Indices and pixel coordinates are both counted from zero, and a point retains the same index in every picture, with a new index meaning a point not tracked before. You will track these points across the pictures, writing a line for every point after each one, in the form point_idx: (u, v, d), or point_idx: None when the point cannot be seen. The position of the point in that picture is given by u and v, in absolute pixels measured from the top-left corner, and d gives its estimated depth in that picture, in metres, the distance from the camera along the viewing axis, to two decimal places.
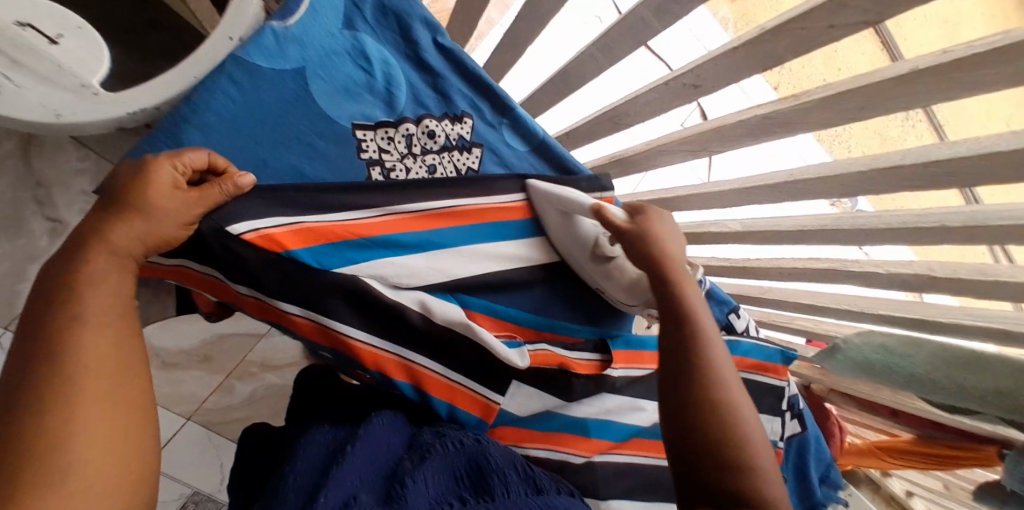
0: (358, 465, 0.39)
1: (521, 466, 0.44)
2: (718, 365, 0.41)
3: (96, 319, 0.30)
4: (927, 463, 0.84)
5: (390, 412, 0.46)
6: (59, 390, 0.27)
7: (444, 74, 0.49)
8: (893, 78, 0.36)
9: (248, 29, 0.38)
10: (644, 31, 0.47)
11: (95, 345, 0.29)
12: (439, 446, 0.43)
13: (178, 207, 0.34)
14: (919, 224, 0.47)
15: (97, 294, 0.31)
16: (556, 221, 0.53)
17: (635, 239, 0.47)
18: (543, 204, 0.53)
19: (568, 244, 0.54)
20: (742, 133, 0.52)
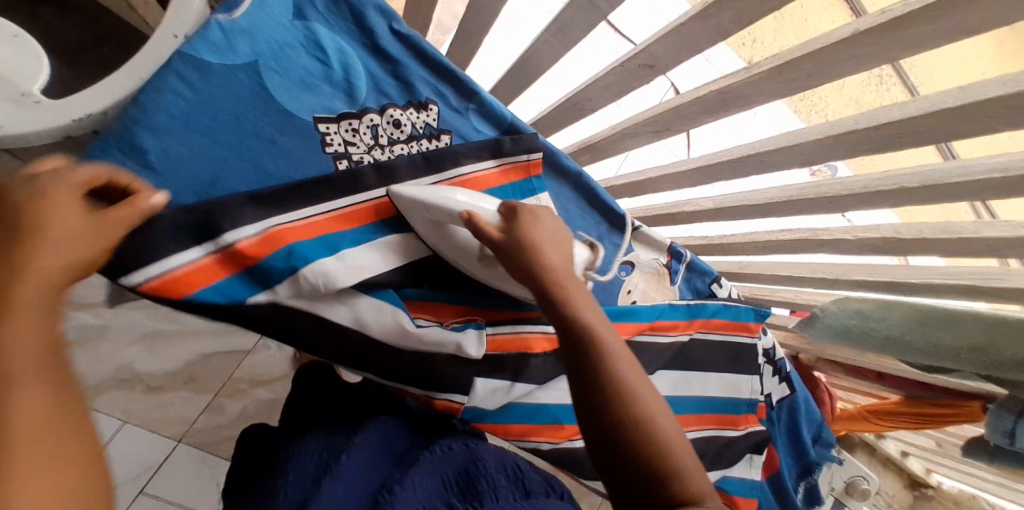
0: (351, 475, 0.39)
1: (512, 470, 0.46)
2: (626, 377, 0.39)
3: (25, 360, 0.22)
4: (919, 422, 0.85)
5: (388, 419, 0.47)
6: None
7: (405, 62, 0.47)
8: (836, 43, 0.36)
9: (193, 25, 0.36)
10: (593, 13, 0.47)
11: (27, 324, 0.23)
12: (428, 452, 0.44)
13: (89, 225, 0.28)
14: (880, 188, 0.48)
15: (13, 322, 0.23)
16: (428, 232, 0.45)
17: (514, 252, 0.41)
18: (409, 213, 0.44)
19: (451, 253, 0.46)
20: (700, 110, 0.52)
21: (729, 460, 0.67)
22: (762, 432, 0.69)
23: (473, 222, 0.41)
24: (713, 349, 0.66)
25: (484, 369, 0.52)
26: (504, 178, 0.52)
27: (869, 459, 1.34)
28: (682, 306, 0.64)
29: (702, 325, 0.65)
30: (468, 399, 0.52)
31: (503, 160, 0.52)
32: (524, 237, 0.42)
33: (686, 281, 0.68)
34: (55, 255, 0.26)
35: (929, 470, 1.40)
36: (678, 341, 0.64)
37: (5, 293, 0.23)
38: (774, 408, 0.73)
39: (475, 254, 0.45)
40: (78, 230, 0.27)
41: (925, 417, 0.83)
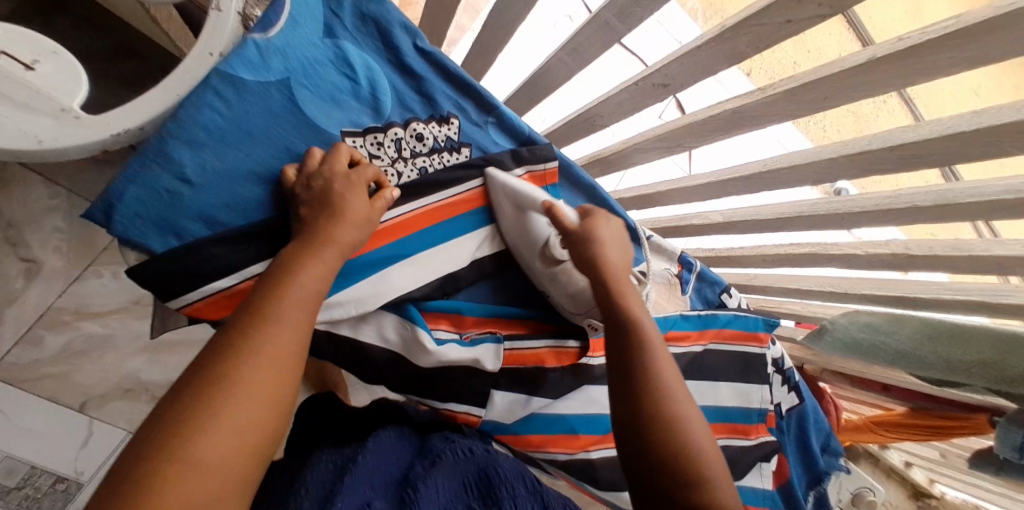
0: (370, 473, 0.38)
1: (529, 482, 0.43)
2: (666, 376, 0.40)
3: (296, 306, 0.31)
4: (922, 434, 0.86)
5: (396, 428, 0.47)
6: (238, 354, 0.27)
7: (429, 78, 0.48)
8: (852, 68, 0.38)
9: (230, 44, 0.37)
10: (610, 34, 0.48)
11: (262, 367, 0.27)
12: (447, 454, 0.43)
13: (360, 210, 0.38)
14: (892, 206, 0.49)
15: (307, 278, 0.33)
16: (508, 217, 0.49)
17: (583, 242, 0.45)
18: (497, 194, 0.49)
19: (519, 241, 0.50)
20: (713, 128, 0.53)
21: (741, 471, 0.67)
22: (773, 442, 0.70)
23: (553, 212, 0.45)
24: (725, 361, 0.67)
25: (501, 382, 0.52)
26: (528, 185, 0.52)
27: (873, 470, 1.35)
28: (695, 317, 0.66)
29: (715, 335, 0.67)
30: (485, 413, 0.51)
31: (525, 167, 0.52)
32: (587, 236, 0.46)
33: (696, 290, 0.70)
34: (295, 314, 0.31)
35: (932, 480, 1.41)
36: (689, 352, 0.65)
37: (243, 336, 0.28)
38: (783, 419, 0.74)
39: (540, 247, 0.49)
40: (315, 291, 0.33)
41: (936, 431, 0.82)
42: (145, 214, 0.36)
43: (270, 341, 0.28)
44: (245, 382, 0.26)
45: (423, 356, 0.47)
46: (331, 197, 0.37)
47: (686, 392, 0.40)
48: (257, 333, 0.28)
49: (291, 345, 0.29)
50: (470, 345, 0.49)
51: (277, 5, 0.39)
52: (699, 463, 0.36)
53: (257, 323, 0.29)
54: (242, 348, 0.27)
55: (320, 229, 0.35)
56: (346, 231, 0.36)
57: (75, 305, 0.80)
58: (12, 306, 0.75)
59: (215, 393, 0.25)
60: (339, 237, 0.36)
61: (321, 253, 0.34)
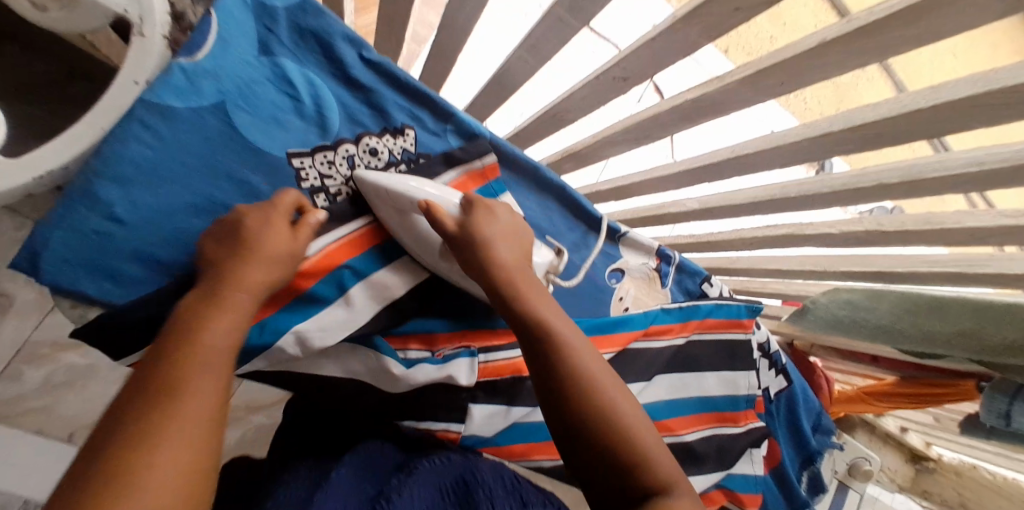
0: (341, 489, 0.36)
1: (509, 482, 0.41)
2: (583, 366, 0.38)
3: (219, 344, 0.29)
4: (912, 402, 0.87)
5: (378, 442, 0.45)
6: (167, 402, 0.25)
7: (379, 89, 0.47)
8: (808, 51, 0.36)
9: (154, 70, 0.34)
10: (564, 30, 0.46)
11: (177, 458, 0.23)
12: (425, 463, 0.41)
13: (287, 242, 0.36)
14: (860, 185, 0.48)
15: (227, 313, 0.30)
16: (391, 220, 0.44)
17: (467, 244, 0.42)
18: (374, 201, 0.43)
19: (414, 248, 0.45)
20: (677, 118, 0.51)
21: (731, 458, 0.66)
22: (761, 427, 0.69)
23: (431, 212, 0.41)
24: (707, 350, 0.67)
25: (478, 396, 0.51)
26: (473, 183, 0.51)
27: (870, 438, 1.36)
28: (675, 310, 0.65)
29: (696, 327, 0.66)
30: (465, 428, 0.50)
31: (464, 166, 0.51)
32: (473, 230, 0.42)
33: (675, 282, 0.69)
34: (206, 383, 0.26)
35: (928, 443, 1.43)
36: (672, 344, 0.64)
37: (160, 400, 0.25)
38: (772, 402, 0.74)
39: (436, 250, 0.44)
40: (227, 351, 0.29)
41: (922, 398, 0.84)
42: (77, 258, 0.35)
43: (182, 425, 0.24)
44: (157, 481, 0.22)
45: (391, 379, 0.46)
46: (240, 237, 0.35)
47: (612, 376, 0.39)
48: (166, 416, 0.24)
49: (208, 423, 0.25)
50: (443, 361, 0.48)
51: (204, 24, 0.36)
52: (641, 450, 0.35)
53: (160, 406, 0.24)
54: (146, 440, 0.23)
55: (229, 269, 0.33)
56: (258, 270, 0.33)
57: (52, 339, 0.77)
58: None
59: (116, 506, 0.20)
60: (249, 276, 0.33)
61: (234, 292, 0.32)
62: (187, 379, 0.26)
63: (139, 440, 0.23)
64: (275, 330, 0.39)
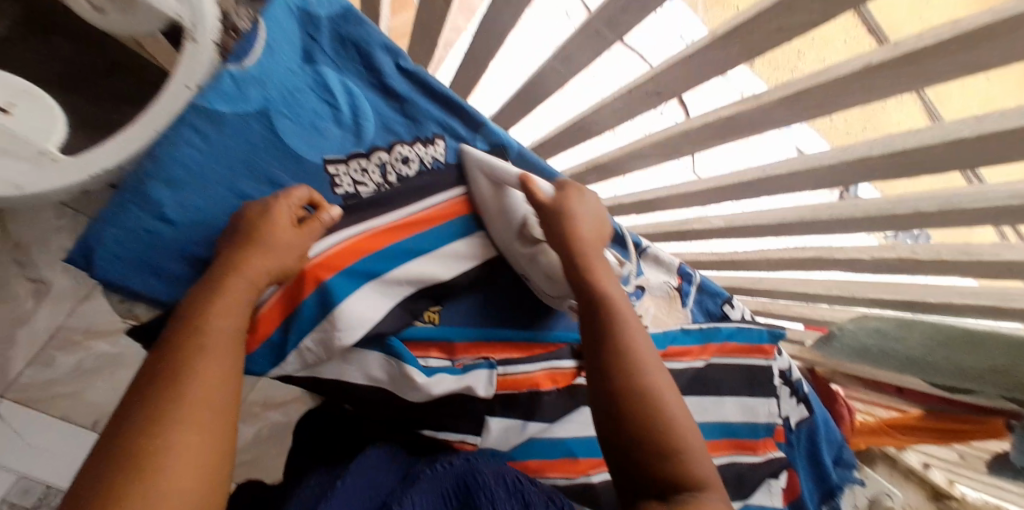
0: (347, 496, 0.38)
1: (511, 480, 0.41)
2: (636, 348, 0.40)
3: (213, 342, 0.30)
4: (938, 439, 0.83)
5: (378, 447, 0.45)
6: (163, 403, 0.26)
7: (413, 99, 0.48)
8: (849, 75, 0.36)
9: (206, 76, 0.35)
10: (600, 43, 0.47)
11: (187, 443, 0.25)
12: (427, 470, 0.41)
13: (293, 239, 0.37)
14: (895, 211, 0.47)
15: (223, 313, 0.31)
16: (486, 196, 0.49)
17: (554, 216, 0.45)
18: (477, 174, 0.49)
19: (496, 221, 0.49)
20: (709, 135, 0.51)
21: (750, 486, 0.64)
22: (781, 455, 0.67)
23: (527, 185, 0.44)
24: (727, 372, 0.66)
25: (496, 408, 0.50)
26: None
27: (891, 472, 1.31)
28: (695, 330, 0.65)
29: (717, 350, 0.66)
30: (481, 441, 0.50)
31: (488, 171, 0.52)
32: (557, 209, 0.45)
33: (697, 302, 0.69)
34: (212, 370, 0.28)
35: (952, 480, 1.37)
36: (691, 367, 0.63)
37: (156, 401, 0.26)
38: (793, 432, 0.73)
39: (517, 228, 0.48)
40: (231, 340, 0.31)
41: (949, 435, 0.80)
42: (126, 256, 0.36)
43: (193, 412, 0.26)
44: (173, 465, 0.24)
45: (411, 388, 0.45)
46: (249, 230, 0.35)
47: (664, 372, 0.40)
48: (177, 402, 0.26)
49: (215, 411, 0.27)
50: (462, 372, 0.49)
51: (252, 34, 0.37)
52: (678, 439, 0.36)
53: (170, 392, 0.26)
54: (160, 426, 0.25)
55: (235, 260, 0.34)
56: (259, 262, 0.34)
57: (85, 325, 0.79)
58: (22, 327, 0.75)
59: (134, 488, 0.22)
60: (247, 267, 0.34)
61: (230, 288, 0.32)
62: (194, 368, 0.28)
63: (151, 427, 0.25)
64: (302, 329, 0.41)
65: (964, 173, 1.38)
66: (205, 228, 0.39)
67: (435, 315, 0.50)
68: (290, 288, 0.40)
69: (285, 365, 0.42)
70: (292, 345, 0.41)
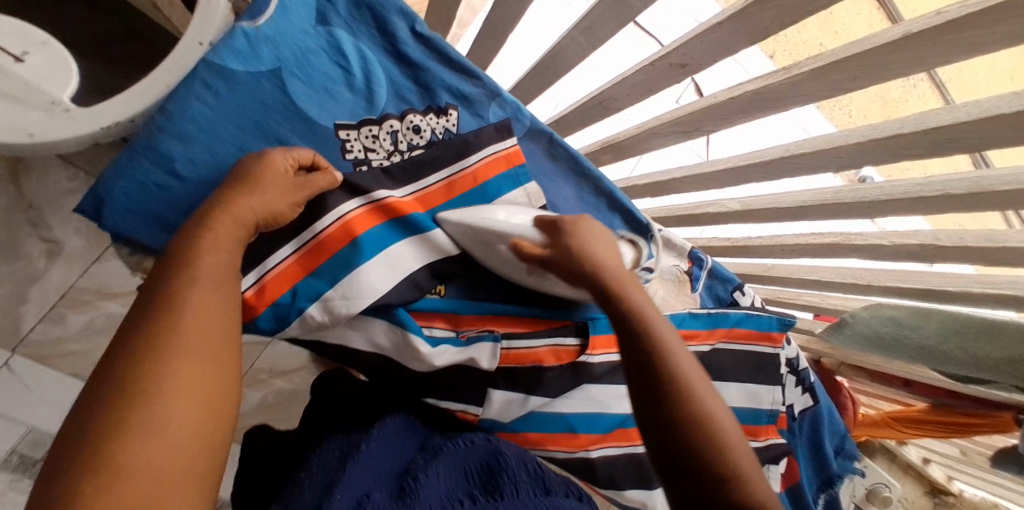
0: (371, 463, 0.37)
1: (531, 467, 0.42)
2: (688, 374, 0.38)
3: (210, 274, 0.29)
4: (946, 431, 0.84)
5: (402, 413, 0.46)
6: (161, 333, 0.26)
7: (428, 66, 0.47)
8: (884, 45, 0.34)
9: (218, 32, 0.36)
10: (625, 10, 0.45)
11: (190, 370, 0.25)
12: (451, 446, 0.42)
13: (287, 186, 0.35)
14: (923, 193, 0.45)
15: (214, 254, 0.30)
16: (475, 244, 0.47)
17: (562, 261, 0.44)
18: (457, 230, 0.47)
19: (499, 264, 0.48)
20: (734, 111, 0.49)
21: None
22: (782, 442, 0.68)
23: (522, 246, 0.45)
24: (733, 357, 0.66)
25: (499, 381, 0.51)
26: (506, 164, 0.50)
27: (889, 465, 1.33)
28: (703, 315, 0.64)
29: (725, 335, 0.65)
30: (483, 411, 0.51)
31: (490, 149, 0.49)
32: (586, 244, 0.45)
33: (706, 288, 0.68)
34: (209, 299, 0.28)
35: (951, 477, 1.37)
36: (697, 350, 0.63)
37: (156, 332, 0.26)
38: (795, 420, 0.73)
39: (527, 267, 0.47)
40: (230, 273, 0.30)
41: (954, 426, 0.81)
42: (137, 210, 0.36)
43: (196, 343, 0.26)
44: (175, 392, 0.24)
45: (415, 357, 0.46)
46: (237, 172, 0.34)
47: (713, 392, 0.39)
48: (173, 333, 0.26)
49: (214, 341, 0.28)
50: (466, 344, 0.49)
51: None
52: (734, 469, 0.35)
53: (172, 321, 0.26)
54: (158, 352, 0.25)
55: (225, 197, 0.32)
56: (254, 203, 0.33)
57: (96, 287, 0.77)
58: (34, 286, 0.72)
59: (142, 408, 0.23)
60: (238, 208, 0.32)
61: (218, 223, 0.31)
62: (188, 297, 0.27)
63: (147, 356, 0.25)
64: (309, 296, 0.40)
65: (974, 160, 1.34)
66: (214, 185, 0.38)
67: (441, 287, 0.50)
68: (304, 255, 0.40)
69: (289, 330, 0.41)
70: (298, 312, 0.40)
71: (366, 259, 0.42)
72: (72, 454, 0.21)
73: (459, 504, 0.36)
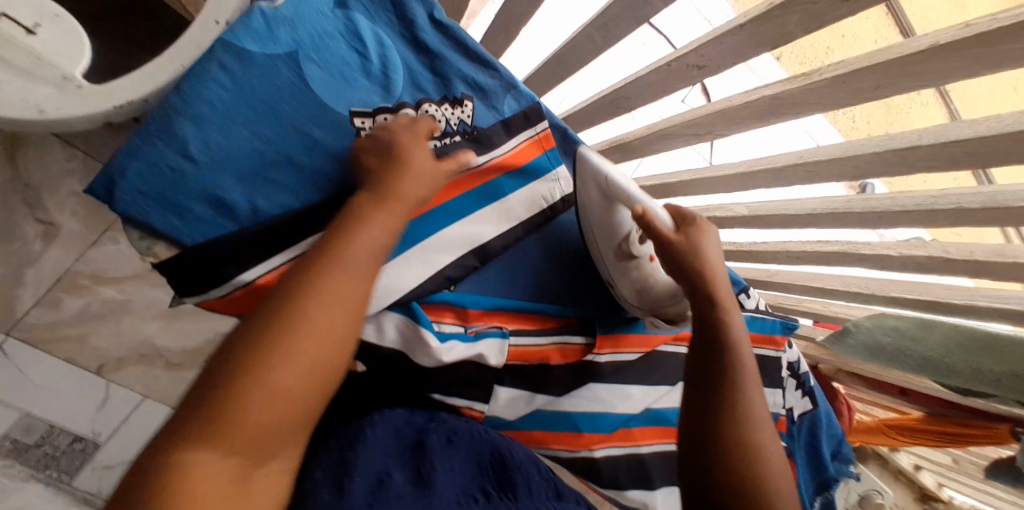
0: (385, 446, 0.39)
1: (539, 470, 0.45)
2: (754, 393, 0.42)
3: (357, 260, 0.29)
4: (940, 440, 0.85)
5: (403, 408, 0.47)
6: (306, 306, 0.26)
7: (444, 54, 0.46)
8: (912, 55, 0.34)
9: (235, 12, 0.35)
10: (643, 10, 0.45)
11: (319, 351, 0.26)
12: (462, 438, 0.45)
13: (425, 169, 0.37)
14: (934, 207, 0.45)
15: (360, 240, 0.30)
16: (593, 204, 0.49)
17: (682, 253, 0.45)
18: (584, 178, 0.49)
19: (598, 228, 0.51)
20: (748, 115, 0.49)
21: None
22: None
23: (646, 219, 0.45)
24: None
25: (505, 378, 0.50)
26: (531, 152, 0.51)
27: (880, 471, 1.35)
28: None
29: None
30: (489, 407, 0.51)
31: (517, 137, 0.50)
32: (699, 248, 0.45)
33: None
34: (350, 285, 0.28)
35: (941, 485, 1.39)
36: None
37: (301, 302, 0.26)
38: (794, 425, 0.74)
39: (619, 240, 0.49)
40: (370, 256, 0.30)
41: (949, 437, 0.82)
42: (147, 191, 0.35)
43: (328, 318, 0.27)
44: (298, 370, 0.25)
45: (423, 351, 0.45)
46: (390, 151, 0.37)
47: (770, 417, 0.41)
48: (315, 310, 0.26)
49: (347, 327, 0.28)
50: (474, 340, 0.48)
51: None
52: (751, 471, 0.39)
53: (313, 292, 0.27)
54: (297, 325, 0.26)
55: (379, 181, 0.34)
56: (413, 188, 0.35)
57: (93, 271, 0.74)
58: (30, 268, 0.69)
59: (262, 371, 0.24)
60: (401, 192, 0.34)
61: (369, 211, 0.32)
62: (335, 279, 0.28)
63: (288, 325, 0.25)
64: None
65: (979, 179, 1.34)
66: (227, 169, 0.38)
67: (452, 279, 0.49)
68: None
69: None
70: None
71: (395, 254, 0.44)
72: (199, 394, 0.24)
73: (473, 496, 0.38)
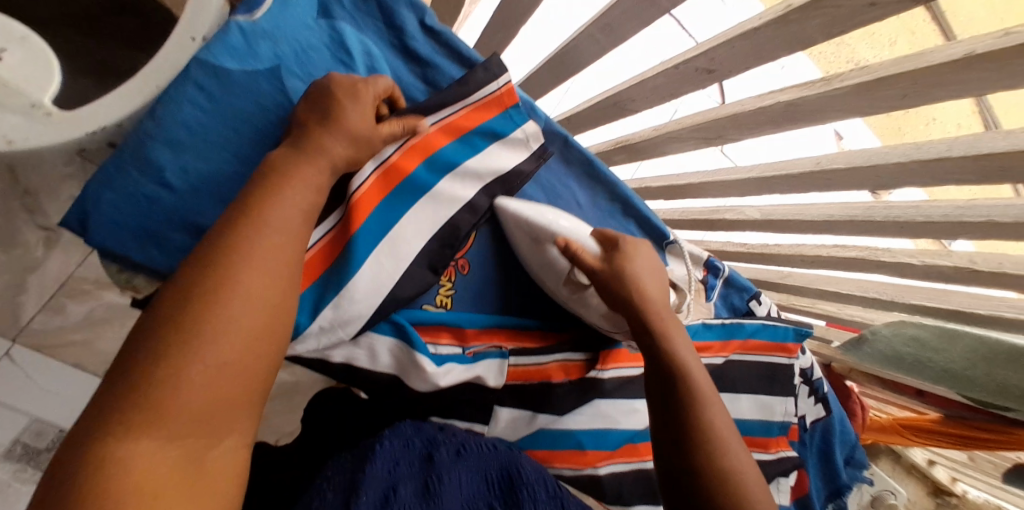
0: (390, 458, 0.36)
1: (550, 485, 0.39)
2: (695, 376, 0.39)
3: (283, 221, 0.27)
4: (956, 442, 0.83)
5: (411, 420, 0.43)
6: (229, 272, 0.24)
7: (436, 63, 0.43)
8: (943, 64, 0.31)
9: (212, 27, 0.33)
10: (649, 10, 0.42)
11: (245, 320, 0.24)
12: (473, 446, 0.41)
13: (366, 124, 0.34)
14: (964, 218, 0.43)
15: (286, 200, 0.28)
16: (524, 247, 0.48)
17: (609, 280, 0.43)
18: (513, 226, 0.48)
19: (541, 272, 0.49)
20: (763, 121, 0.46)
21: None
22: (794, 456, 0.66)
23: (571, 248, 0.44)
24: (747, 369, 0.64)
25: (505, 399, 0.50)
26: (483, 114, 0.46)
27: (892, 467, 1.33)
28: (717, 326, 0.62)
29: (741, 347, 0.63)
30: (489, 429, 0.50)
31: (465, 100, 0.43)
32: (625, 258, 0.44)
33: (722, 296, 0.66)
34: (279, 246, 0.27)
35: (955, 479, 1.37)
36: (711, 362, 0.61)
37: (221, 270, 0.24)
38: (808, 431, 0.72)
39: (563, 276, 0.47)
40: (298, 216, 0.28)
41: (965, 440, 0.80)
42: (126, 222, 0.34)
43: (256, 278, 0.25)
44: (229, 338, 0.23)
45: (420, 376, 0.45)
46: (327, 108, 0.33)
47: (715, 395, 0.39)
48: (235, 274, 0.24)
49: (279, 292, 0.26)
50: (473, 361, 0.48)
51: None
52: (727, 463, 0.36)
53: (229, 256, 0.25)
54: (220, 293, 0.23)
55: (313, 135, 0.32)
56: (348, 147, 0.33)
57: (98, 275, 0.70)
58: (33, 274, 0.65)
59: (189, 344, 0.22)
60: (333, 150, 0.32)
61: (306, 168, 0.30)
62: (259, 240, 0.26)
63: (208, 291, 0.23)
64: (308, 309, 0.38)
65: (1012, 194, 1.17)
66: (209, 195, 0.36)
67: (447, 300, 0.49)
68: (315, 256, 0.38)
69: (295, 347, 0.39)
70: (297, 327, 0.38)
71: (362, 259, 0.40)
72: (109, 389, 0.21)
73: None
